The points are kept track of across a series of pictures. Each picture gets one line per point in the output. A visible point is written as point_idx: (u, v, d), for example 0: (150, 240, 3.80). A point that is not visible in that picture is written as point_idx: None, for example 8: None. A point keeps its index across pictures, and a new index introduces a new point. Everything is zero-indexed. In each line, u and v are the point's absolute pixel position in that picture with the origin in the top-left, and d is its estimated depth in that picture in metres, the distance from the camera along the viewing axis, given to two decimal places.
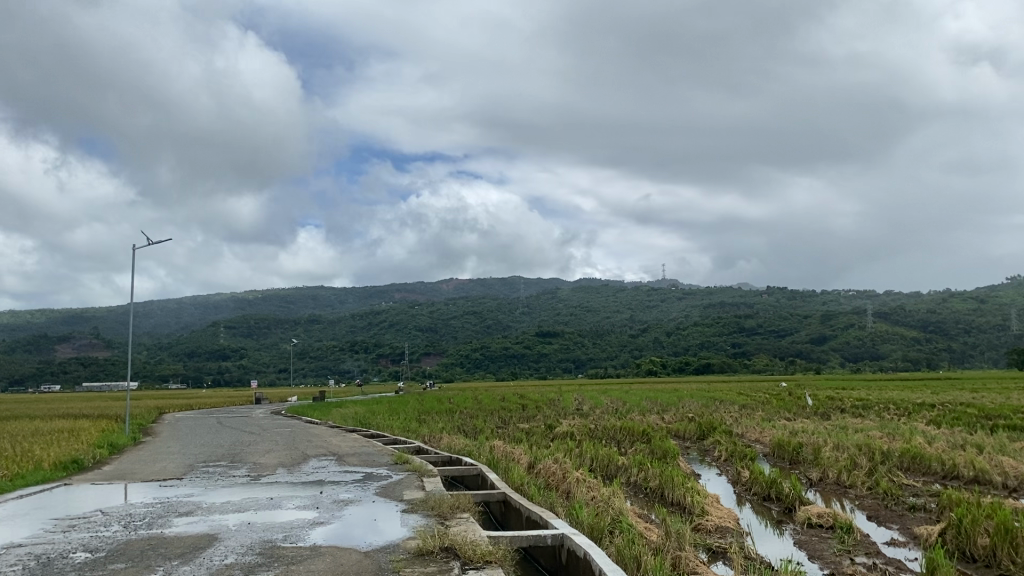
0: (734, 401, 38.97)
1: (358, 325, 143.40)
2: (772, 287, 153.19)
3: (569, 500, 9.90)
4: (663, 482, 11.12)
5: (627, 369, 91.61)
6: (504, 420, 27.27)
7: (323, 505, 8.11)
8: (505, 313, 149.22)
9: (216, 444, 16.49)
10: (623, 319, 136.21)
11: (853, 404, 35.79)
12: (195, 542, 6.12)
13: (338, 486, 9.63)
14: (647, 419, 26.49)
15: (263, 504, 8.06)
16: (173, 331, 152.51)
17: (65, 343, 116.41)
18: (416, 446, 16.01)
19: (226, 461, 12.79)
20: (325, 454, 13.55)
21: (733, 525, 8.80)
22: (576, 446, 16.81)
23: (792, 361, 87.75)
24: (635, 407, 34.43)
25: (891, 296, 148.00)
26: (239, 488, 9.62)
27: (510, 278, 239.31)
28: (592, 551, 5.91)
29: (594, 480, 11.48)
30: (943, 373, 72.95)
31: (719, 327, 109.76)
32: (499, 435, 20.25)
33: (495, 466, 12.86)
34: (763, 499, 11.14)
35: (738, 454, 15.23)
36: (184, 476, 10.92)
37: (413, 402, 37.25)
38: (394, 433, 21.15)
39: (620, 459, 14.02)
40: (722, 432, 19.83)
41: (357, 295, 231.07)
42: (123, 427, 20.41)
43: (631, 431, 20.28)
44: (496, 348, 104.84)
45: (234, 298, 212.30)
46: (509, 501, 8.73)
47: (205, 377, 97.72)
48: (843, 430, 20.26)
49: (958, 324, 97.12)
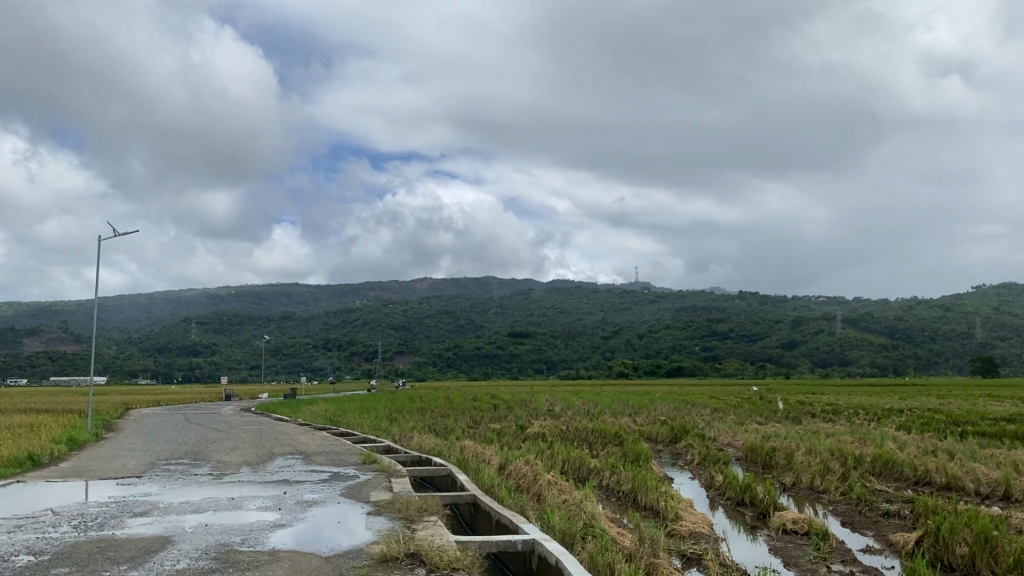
0: (706, 404, 39.05)
1: (330, 323, 142.44)
2: (744, 292, 154.37)
3: (540, 502, 9.69)
4: (636, 486, 10.94)
5: (599, 371, 91.75)
6: (476, 420, 27.04)
7: (286, 506, 7.82)
8: (479, 313, 148.96)
9: (180, 442, 16.06)
10: (595, 321, 136.49)
11: (823, 408, 36.00)
12: (147, 545, 5.83)
13: (302, 486, 9.32)
14: (620, 421, 26.41)
15: (222, 505, 7.76)
16: (142, 326, 150.59)
17: (31, 336, 114.50)
18: (386, 446, 15.71)
19: (189, 459, 12.41)
20: (291, 452, 13.21)
21: (707, 531, 8.65)
22: (548, 447, 16.61)
23: (762, 364, 88.37)
24: (607, 408, 34.39)
25: (860, 303, 149.66)
26: (201, 487, 9.28)
27: (483, 278, 239.10)
28: (563, 558, 5.69)
29: (565, 483, 11.28)
30: (910, 378, 73.84)
31: (692, 331, 110.36)
32: (470, 435, 20.01)
33: (465, 466, 12.62)
34: (736, 504, 11.02)
35: (710, 458, 15.13)
36: (144, 475, 10.52)
37: (384, 400, 36.92)
38: (364, 431, 20.86)
39: (592, 461, 13.84)
40: (695, 435, 19.72)
41: (330, 292, 229.70)
42: (85, 423, 19.87)
43: (603, 433, 20.13)
44: (469, 347, 104.57)
45: (205, 294, 210.08)
46: (478, 504, 8.49)
47: (174, 373, 96.56)
48: (815, 434, 20.25)
49: (925, 332, 98.42)
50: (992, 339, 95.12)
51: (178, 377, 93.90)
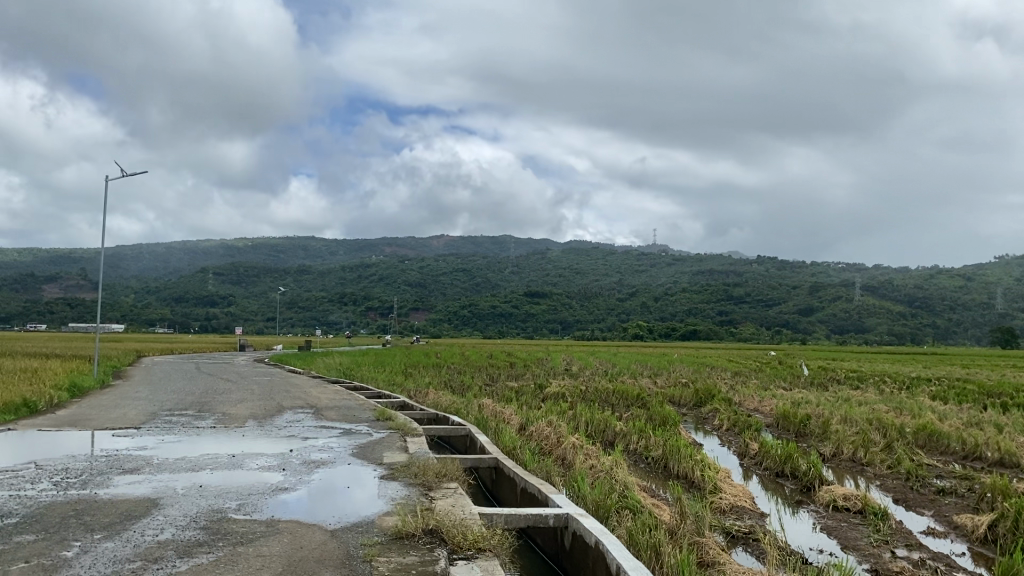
0: (726, 368, 38.28)
1: (346, 277, 142.30)
2: (762, 258, 152.64)
3: (567, 468, 8.95)
4: (668, 453, 10.20)
5: (613, 332, 91.05)
6: (492, 377, 26.50)
7: (291, 466, 7.09)
8: (494, 272, 148.20)
9: (187, 392, 15.47)
10: (611, 282, 135.42)
11: (846, 376, 35.09)
12: (130, 509, 5.13)
13: (309, 444, 8.61)
14: (640, 383, 25.67)
15: (221, 464, 7.06)
16: (161, 276, 151.45)
17: (50, 283, 115.36)
18: (400, 401, 15.06)
19: (194, 410, 11.79)
20: (301, 406, 12.54)
21: (750, 505, 7.95)
22: (570, 408, 15.89)
23: (778, 330, 87.35)
24: (625, 369, 33.71)
25: (880, 271, 147.43)
26: (202, 442, 8.64)
27: (500, 238, 238.25)
28: (603, 538, 4.87)
29: (592, 448, 10.54)
30: (928, 348, 72.62)
31: (708, 295, 109.39)
32: (488, 392, 19.38)
33: (483, 427, 11.93)
34: (776, 476, 10.29)
35: (742, 425, 14.33)
36: (143, 426, 9.89)
37: (399, 355, 36.47)
38: (379, 385, 20.34)
39: (617, 424, 13.11)
40: (722, 400, 18.95)
41: (347, 247, 229.60)
42: (92, 368, 19.43)
43: (625, 394, 19.42)
44: (484, 306, 103.97)
45: (223, 246, 210.66)
46: (501, 469, 7.76)
47: (191, 323, 97.00)
48: (846, 402, 19.45)
49: (945, 301, 96.84)
50: (1013, 310, 93.46)
51: (194, 326, 94.28)
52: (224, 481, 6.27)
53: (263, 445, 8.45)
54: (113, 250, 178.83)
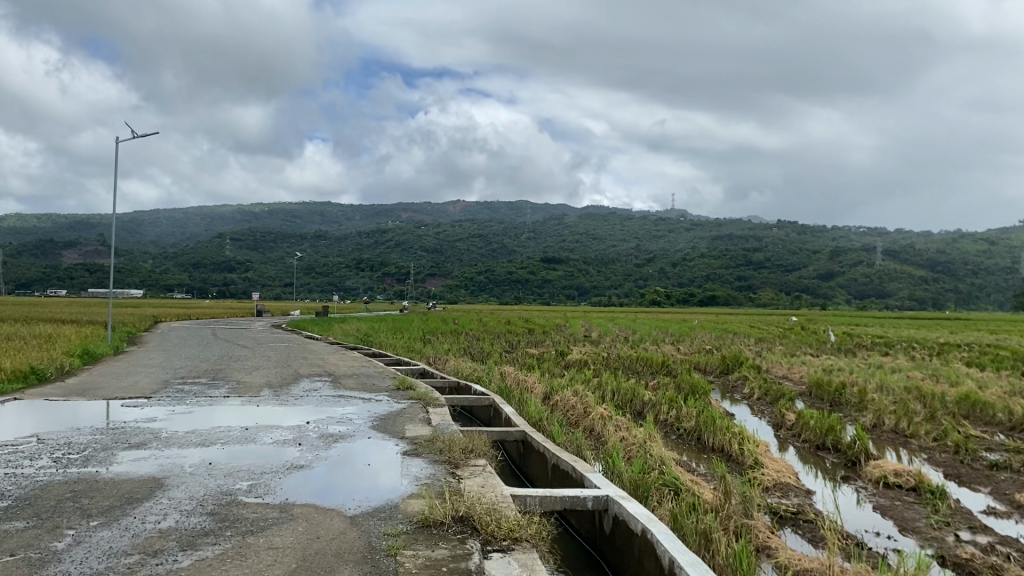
0: (749, 335, 37.62)
1: (364, 243, 142.08)
2: (782, 223, 150.81)
3: (597, 440, 8.51)
4: (701, 425, 9.75)
5: (631, 298, 90.38)
6: (512, 344, 26.10)
7: (306, 440, 6.64)
8: (511, 237, 147.44)
9: (202, 358, 15.20)
10: (629, 248, 134.29)
11: (872, 342, 34.35)
12: (133, 489, 4.71)
13: (325, 415, 8.19)
14: (663, 350, 25.18)
15: (233, 438, 6.65)
16: (180, 241, 151.98)
17: (70, 248, 115.96)
18: (421, 369, 14.67)
19: (208, 378, 11.46)
20: (317, 375, 12.13)
21: (793, 482, 7.50)
22: (594, 376, 15.46)
23: (797, 296, 86.35)
24: (647, 336, 33.13)
25: (901, 236, 145.28)
26: (219, 415, 8.28)
27: (517, 204, 236.98)
28: (651, 527, 4.34)
29: (621, 418, 10.09)
30: (950, 312, 71.45)
31: (727, 261, 108.23)
32: (509, 360, 18.98)
33: (507, 396, 11.52)
34: (816, 448, 9.81)
35: (775, 394, 13.84)
36: (154, 396, 9.53)
37: (417, 322, 36.09)
38: (398, 352, 19.93)
39: (645, 392, 12.64)
40: (750, 367, 18.46)
41: (364, 212, 229.38)
42: (107, 334, 19.17)
43: (650, 361, 18.97)
44: (500, 272, 103.35)
45: (241, 211, 210.93)
46: (530, 443, 7.32)
47: (210, 289, 97.29)
48: (878, 369, 18.94)
49: (967, 266, 95.24)
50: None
51: (213, 291, 94.57)
52: (238, 458, 5.87)
53: (281, 416, 8.06)
54: (132, 215, 179.50)
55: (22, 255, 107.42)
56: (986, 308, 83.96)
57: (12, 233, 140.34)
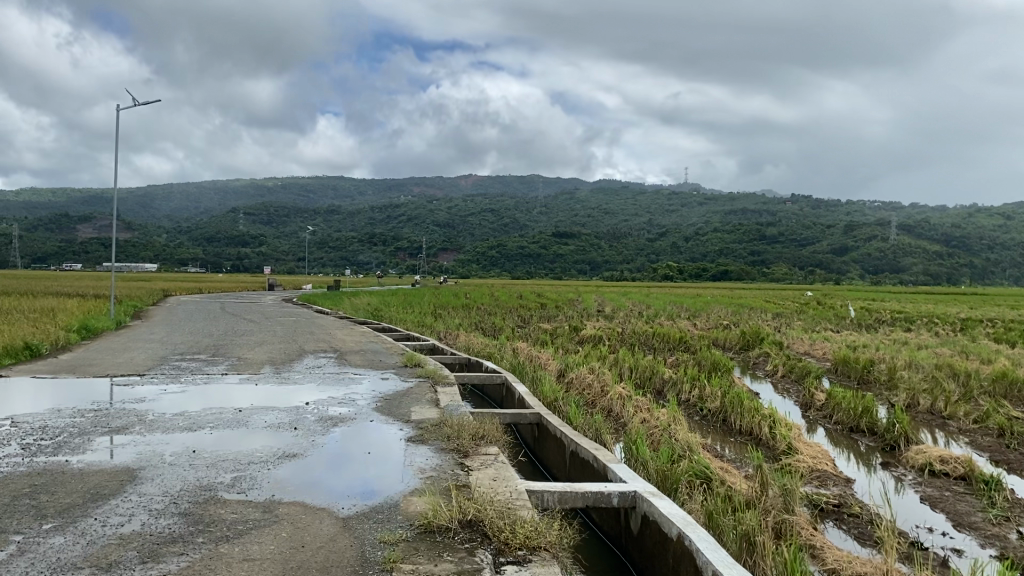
0: (766, 310, 36.87)
1: (376, 218, 141.55)
2: (796, 198, 149.13)
3: (615, 423, 7.96)
4: (726, 406, 9.20)
5: (643, 273, 89.59)
6: (525, 319, 25.54)
7: (303, 424, 6.10)
8: (523, 212, 146.51)
9: (206, 333, 14.73)
10: (642, 222, 133.26)
11: (892, 317, 33.59)
12: (100, 484, 4.18)
13: (326, 395, 7.63)
14: (680, 325, 24.55)
15: (222, 423, 6.10)
16: (194, 215, 151.97)
17: (85, 223, 116.11)
18: (431, 345, 14.14)
19: (208, 354, 10.98)
20: (323, 351, 11.62)
21: (831, 472, 6.90)
22: (610, 352, 14.89)
23: (811, 271, 85.34)
24: (663, 311, 32.43)
25: (917, 210, 143.32)
26: (217, 393, 7.76)
27: (529, 179, 235.67)
28: (689, 530, 3.78)
29: (641, 398, 9.55)
30: (965, 288, 70.37)
31: (740, 235, 107.08)
32: (522, 335, 18.43)
33: (520, 373, 10.99)
34: (849, 431, 9.25)
35: (800, 371, 13.26)
36: (148, 373, 9.02)
37: (429, 296, 35.54)
38: (408, 327, 19.35)
39: (664, 370, 12.06)
40: (772, 344, 17.83)
41: (376, 187, 228.73)
42: (109, 309, 18.70)
43: (667, 337, 18.38)
44: (512, 246, 102.58)
45: (254, 186, 210.77)
46: (546, 427, 6.77)
47: (224, 263, 97.32)
48: (904, 346, 18.32)
49: (983, 240, 93.80)
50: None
51: (226, 265, 94.43)
52: (227, 446, 5.33)
53: (278, 399, 7.51)
54: (146, 188, 179.55)
55: (37, 228, 107.60)
56: (1001, 283, 82.71)
57: (27, 206, 140.65)
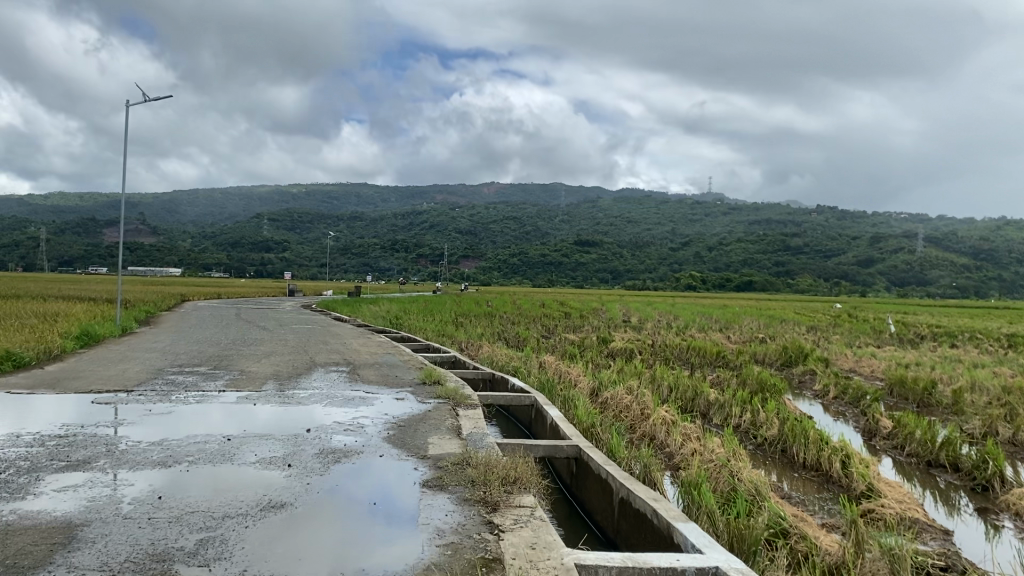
0: (799, 322, 35.57)
1: (399, 225, 141.22)
2: (821, 209, 146.92)
3: (663, 461, 6.91)
4: (786, 435, 8.17)
5: (665, 282, 88.39)
6: (550, 329, 24.56)
7: (300, 458, 5.10)
8: (546, 220, 145.57)
9: (212, 342, 13.87)
10: (664, 232, 132.03)
11: (931, 331, 32.19)
12: (21, 551, 3.23)
13: (329, 421, 6.60)
14: (711, 337, 23.43)
15: (205, 456, 5.13)
16: (219, 220, 152.56)
17: (112, 228, 116.85)
18: (452, 357, 13.19)
19: (208, 367, 10.04)
20: (334, 364, 10.70)
21: (929, 520, 5.88)
22: (643, 367, 13.88)
23: (836, 282, 83.66)
24: (692, 322, 31.23)
25: (944, 223, 140.65)
26: (218, 416, 6.84)
27: (551, 188, 234.89)
28: None
29: (688, 423, 8.54)
30: (994, 301, 68.42)
31: (764, 245, 105.35)
32: (546, 347, 17.43)
33: (550, 392, 10.04)
34: (927, 465, 8.16)
35: (855, 393, 12.17)
36: (136, 388, 8.06)
37: (450, 303, 34.66)
38: (428, 336, 18.32)
39: (706, 389, 11.02)
40: (817, 360, 16.71)
41: (400, 194, 228.77)
42: (117, 313, 17.91)
43: (703, 351, 17.31)
44: (534, 254, 101.64)
45: (278, 191, 211.70)
46: (587, 462, 5.79)
47: (248, 268, 97.35)
48: (959, 363, 17.17)
49: (1012, 254, 91.50)
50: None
51: (250, 271, 94.43)
52: (214, 490, 4.39)
53: (281, 422, 6.54)
54: (172, 194, 180.82)
55: (66, 232, 108.38)
56: None
57: (56, 210, 142.09)
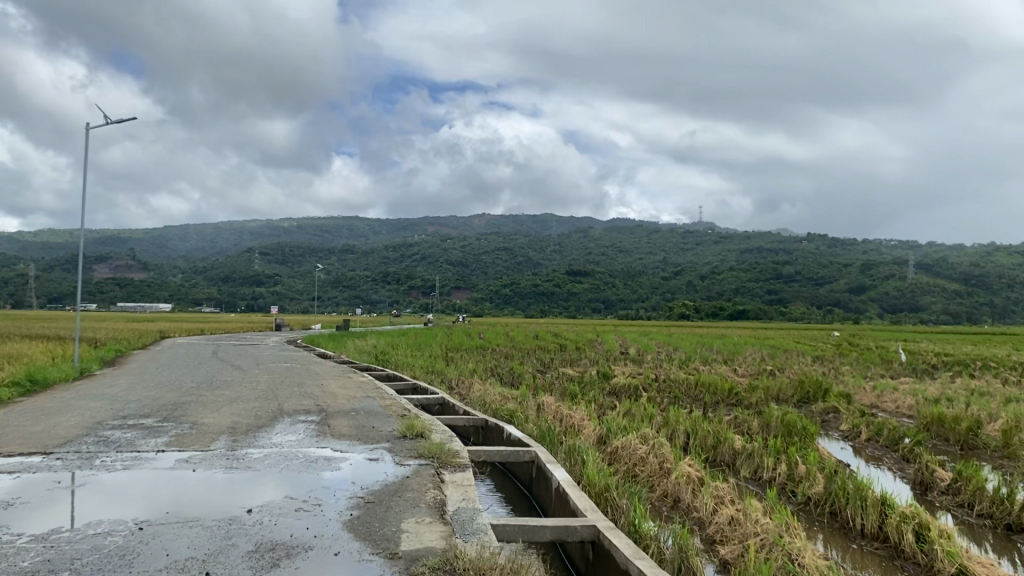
0: (804, 352, 34.04)
1: (390, 257, 139.86)
2: (812, 237, 146.20)
3: (698, 546, 5.59)
4: (839, 498, 6.82)
5: (658, 311, 87.19)
6: (546, 364, 23.15)
7: (230, 566, 3.73)
8: (537, 251, 144.33)
9: (174, 386, 12.43)
10: (655, 261, 131.05)
11: (941, 361, 30.78)
12: None
13: (274, 496, 5.25)
14: (717, 371, 21.98)
15: (100, 561, 3.79)
16: (210, 255, 151.01)
17: (103, 264, 115.38)
18: (440, 399, 11.85)
19: (157, 418, 8.67)
20: (303, 412, 9.34)
21: None
22: (650, 409, 12.51)
23: (828, 310, 82.56)
24: (692, 353, 29.81)
25: (935, 250, 139.85)
26: (149, 488, 5.47)
27: (542, 219, 234.35)
28: None
29: (720, 482, 7.24)
30: (989, 327, 67.25)
31: (756, 274, 104.35)
32: (542, 384, 16.04)
33: (550, 441, 8.75)
34: (1009, 529, 6.85)
35: (890, 437, 10.93)
36: (58, 450, 6.69)
37: (441, 336, 33.24)
38: (415, 373, 16.89)
39: (729, 435, 9.67)
40: (838, 396, 15.35)
41: (390, 225, 227.54)
42: (76, 353, 16.51)
43: (714, 388, 15.93)
44: (526, 284, 100.36)
45: (270, 225, 210.58)
46: (609, 553, 4.49)
47: (239, 302, 96.09)
48: (992, 397, 15.84)
49: (1002, 279, 90.48)
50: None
51: (241, 305, 93.03)
52: None
53: (228, 497, 5.20)
54: (163, 231, 179.67)
55: (56, 268, 106.71)
56: None
57: (47, 246, 140.67)
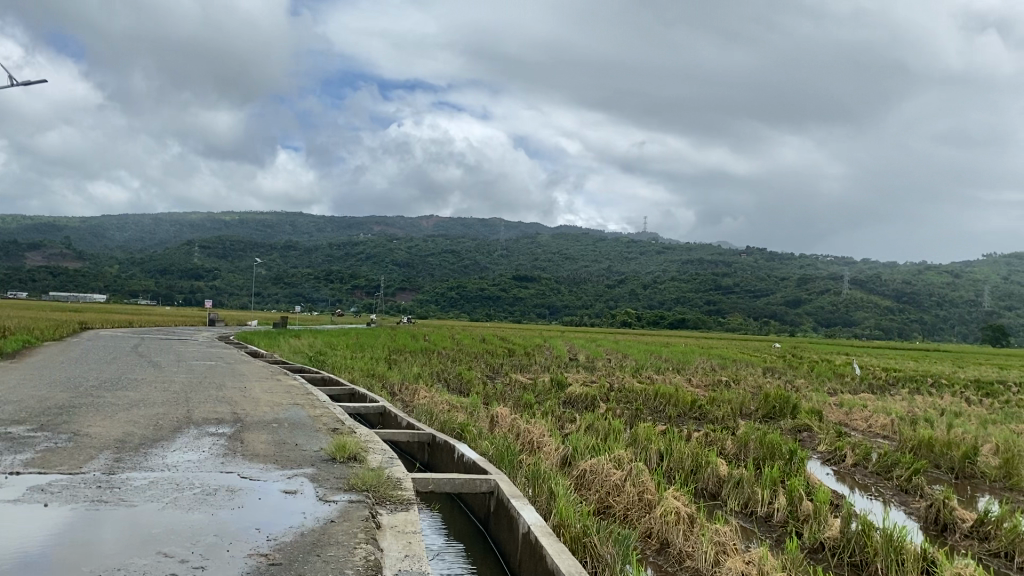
0: (754, 364, 33.29)
1: (334, 256, 137.05)
2: (753, 250, 147.85)
3: None
4: (868, 548, 5.55)
5: (600, 319, 86.59)
6: (493, 369, 21.70)
7: None
8: (484, 254, 143.20)
9: (70, 385, 10.67)
10: (600, 268, 131.05)
11: (890, 377, 30.35)
12: None
13: (137, 549, 3.77)
14: (673, 381, 20.84)
15: None
16: (147, 246, 146.15)
17: (33, 251, 110.51)
18: (381, 406, 10.36)
19: (29, 426, 7.07)
20: (215, 421, 7.84)
21: None
22: (610, 422, 11.19)
23: (765, 321, 82.97)
24: (644, 362, 28.83)
25: (869, 267, 142.55)
26: None
27: (490, 223, 233.60)
28: None
29: (719, 524, 5.94)
30: (918, 343, 68.13)
31: (697, 284, 104.79)
32: (489, 392, 14.62)
33: (509, 461, 7.39)
34: None
35: (881, 462, 9.83)
36: None
37: (384, 337, 31.72)
38: (353, 376, 15.27)
39: (709, 456, 8.38)
40: (810, 414, 14.29)
41: (336, 224, 224.25)
42: None
43: (676, 400, 14.77)
44: (471, 288, 98.97)
45: (212, 219, 205.38)
46: None
47: (176, 295, 92.77)
48: (966, 417, 14.96)
49: (932, 297, 92.23)
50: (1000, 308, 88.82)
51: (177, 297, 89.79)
52: None
53: (85, 550, 3.70)
54: (99, 220, 173.68)
55: None
56: (951, 338, 80.87)
57: None
